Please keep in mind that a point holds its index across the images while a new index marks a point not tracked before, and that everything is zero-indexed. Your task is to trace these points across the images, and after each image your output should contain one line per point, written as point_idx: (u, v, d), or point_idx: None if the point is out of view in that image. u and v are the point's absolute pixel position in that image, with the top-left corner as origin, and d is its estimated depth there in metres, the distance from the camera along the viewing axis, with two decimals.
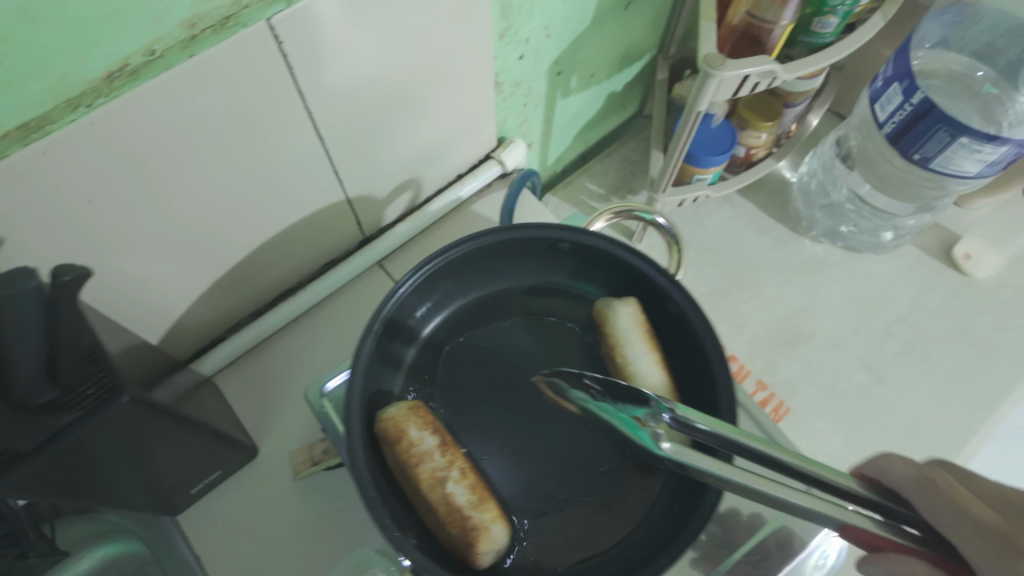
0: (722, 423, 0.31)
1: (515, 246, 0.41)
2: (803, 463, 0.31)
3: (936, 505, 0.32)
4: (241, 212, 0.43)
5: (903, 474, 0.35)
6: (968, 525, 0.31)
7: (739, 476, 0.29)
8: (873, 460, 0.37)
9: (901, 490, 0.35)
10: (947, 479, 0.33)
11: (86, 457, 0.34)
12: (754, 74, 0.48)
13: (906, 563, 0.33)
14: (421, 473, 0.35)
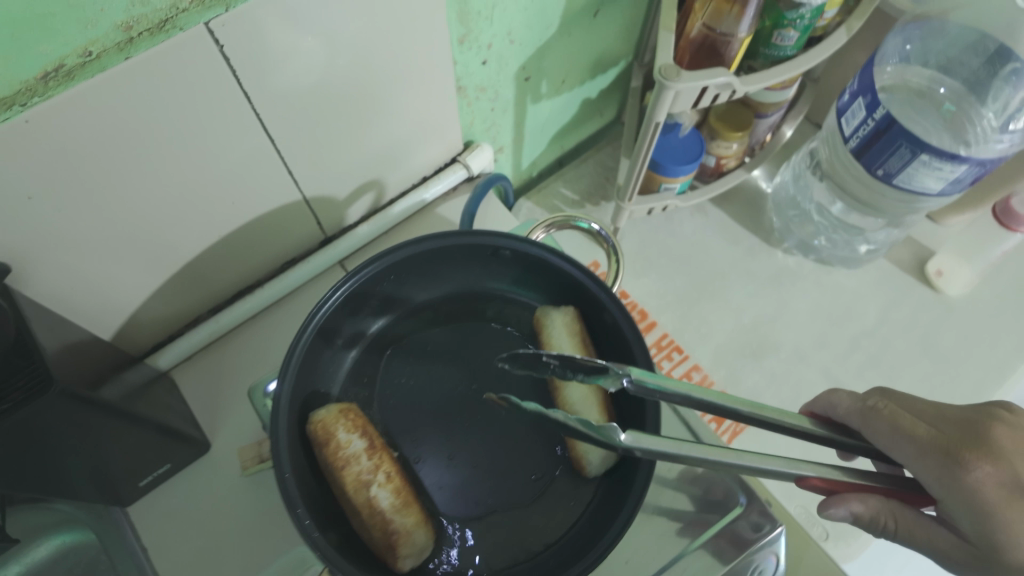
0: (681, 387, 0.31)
1: (458, 252, 0.41)
2: (758, 411, 0.32)
3: (884, 431, 0.36)
4: (193, 209, 0.44)
5: (849, 406, 0.38)
6: (914, 449, 0.34)
7: (694, 453, 0.31)
8: (819, 400, 0.41)
9: (849, 421, 0.38)
10: (889, 403, 0.36)
11: (19, 449, 0.34)
12: (712, 86, 0.49)
13: (861, 497, 0.37)
14: (346, 476, 0.35)
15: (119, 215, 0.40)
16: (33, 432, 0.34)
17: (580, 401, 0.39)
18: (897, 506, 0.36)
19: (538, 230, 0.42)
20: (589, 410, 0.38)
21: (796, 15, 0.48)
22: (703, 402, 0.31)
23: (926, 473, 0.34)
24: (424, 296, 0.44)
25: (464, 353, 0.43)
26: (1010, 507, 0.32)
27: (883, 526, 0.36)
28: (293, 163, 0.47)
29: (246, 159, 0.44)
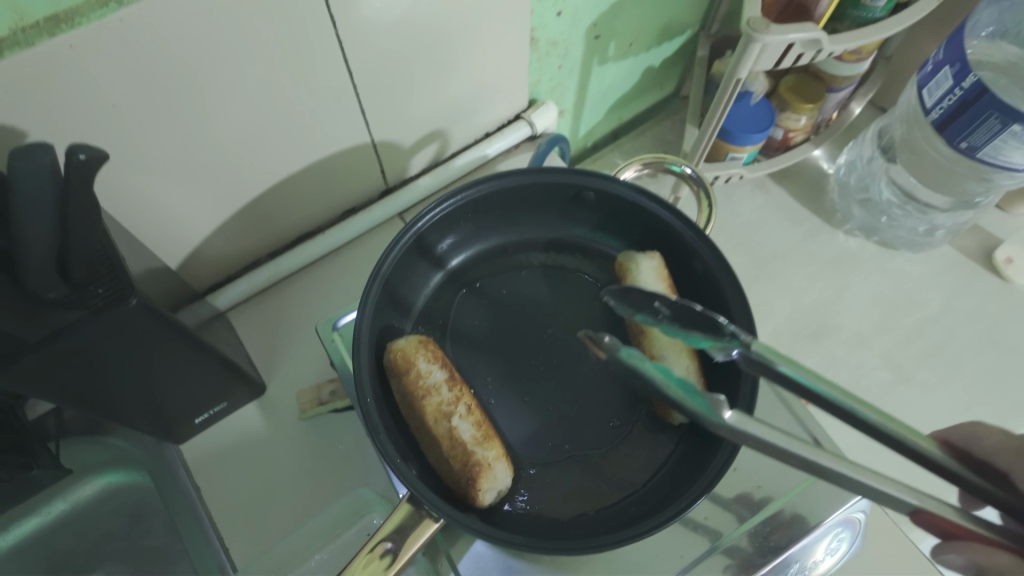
0: (805, 368, 0.28)
1: (540, 192, 0.40)
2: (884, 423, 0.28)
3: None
4: (266, 142, 0.43)
5: (1001, 444, 0.34)
6: None
7: (805, 452, 0.27)
8: (958, 430, 0.36)
9: (995, 460, 0.34)
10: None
11: (90, 359, 0.34)
12: (798, 43, 0.47)
13: (987, 551, 0.30)
14: (426, 405, 0.34)
15: (193, 140, 0.39)
16: (105, 343, 0.33)
17: (667, 346, 0.37)
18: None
19: (629, 171, 0.41)
20: (678, 355, 0.37)
21: None
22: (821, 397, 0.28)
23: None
24: (498, 240, 0.43)
25: (539, 298, 0.42)
26: None
27: None
28: (364, 104, 0.46)
29: (322, 94, 0.43)
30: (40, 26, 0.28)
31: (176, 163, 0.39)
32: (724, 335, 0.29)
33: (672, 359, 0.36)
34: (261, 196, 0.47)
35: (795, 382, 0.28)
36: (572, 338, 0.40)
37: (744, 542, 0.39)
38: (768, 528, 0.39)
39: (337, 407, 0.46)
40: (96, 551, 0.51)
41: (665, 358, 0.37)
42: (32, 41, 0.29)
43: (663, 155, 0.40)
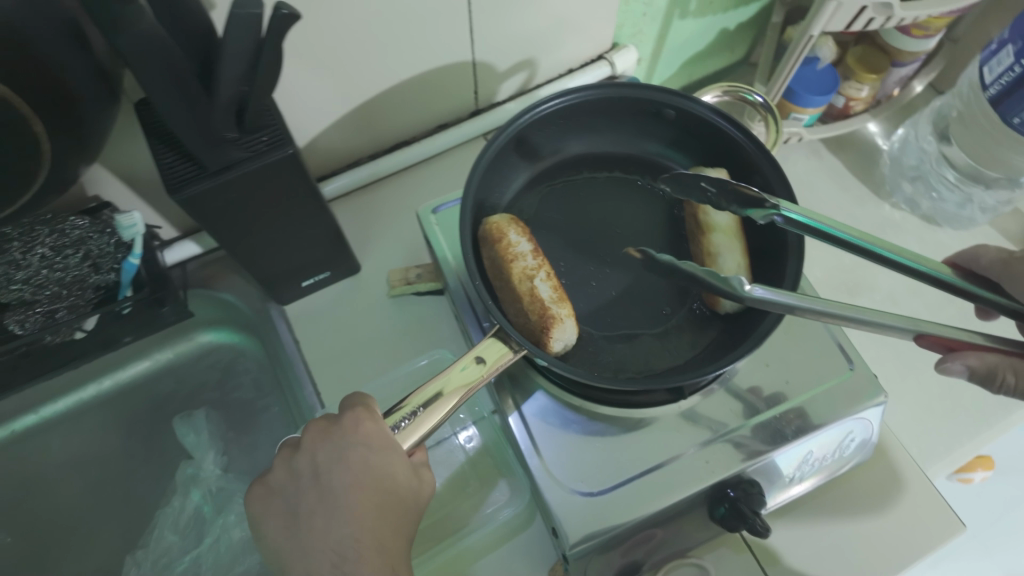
0: (822, 216, 0.35)
1: (624, 106, 0.46)
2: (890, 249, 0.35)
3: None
4: (389, 45, 0.49)
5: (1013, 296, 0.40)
6: None
7: (816, 305, 0.33)
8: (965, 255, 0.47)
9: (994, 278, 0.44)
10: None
11: (245, 201, 0.40)
12: (871, 6, 0.52)
13: (981, 354, 0.39)
14: (514, 267, 0.40)
15: (335, 33, 0.45)
16: (261, 188, 0.40)
17: (724, 245, 0.42)
18: (1017, 363, 0.39)
19: (710, 95, 0.47)
20: (732, 254, 0.41)
21: None
22: (840, 237, 0.35)
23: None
24: (580, 152, 0.49)
25: (609, 203, 0.48)
26: None
27: (1003, 381, 0.38)
28: (473, 23, 0.52)
29: (441, 8, 0.49)
30: None
31: (317, 52, 0.46)
32: (765, 205, 0.35)
33: (726, 256, 0.41)
34: (375, 97, 0.53)
35: (814, 229, 0.35)
36: (637, 239, 0.46)
37: (765, 428, 0.44)
38: (791, 416, 0.44)
39: (421, 289, 0.54)
40: (195, 395, 0.59)
41: (721, 255, 0.42)
42: None
43: (744, 88, 0.46)
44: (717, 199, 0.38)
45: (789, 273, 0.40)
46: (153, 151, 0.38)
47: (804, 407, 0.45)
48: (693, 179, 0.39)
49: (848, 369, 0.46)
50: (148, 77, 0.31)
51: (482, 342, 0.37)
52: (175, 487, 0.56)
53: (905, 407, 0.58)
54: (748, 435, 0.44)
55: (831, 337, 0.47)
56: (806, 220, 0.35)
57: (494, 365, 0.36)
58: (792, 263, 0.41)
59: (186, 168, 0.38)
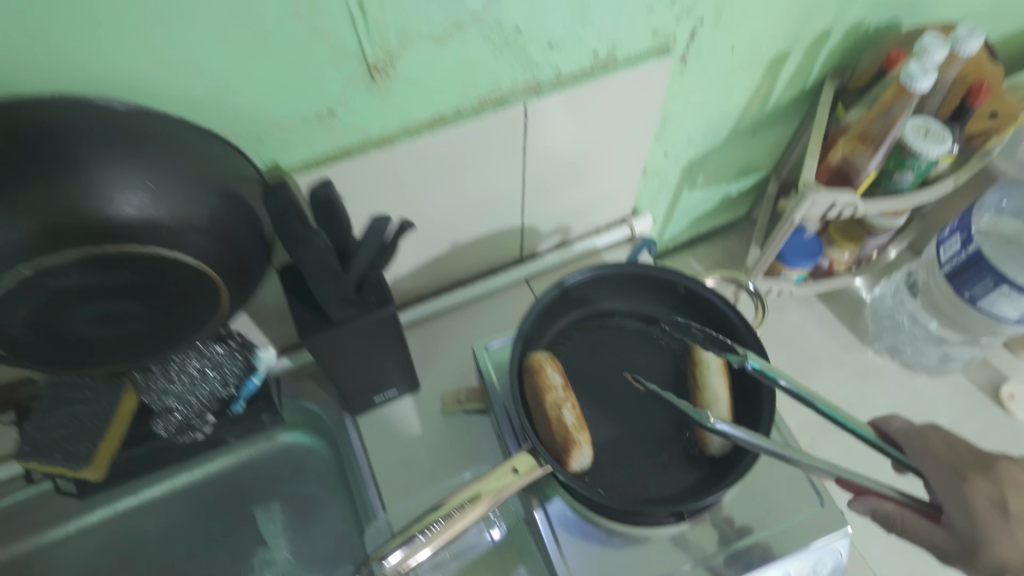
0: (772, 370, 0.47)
1: (646, 278, 0.59)
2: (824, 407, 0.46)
3: (961, 504, 0.47)
4: (461, 218, 0.64)
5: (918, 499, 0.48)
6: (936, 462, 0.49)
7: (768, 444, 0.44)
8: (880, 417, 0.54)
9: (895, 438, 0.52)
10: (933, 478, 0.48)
11: (347, 343, 0.53)
12: (840, 202, 0.65)
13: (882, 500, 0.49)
14: (547, 395, 0.52)
15: (423, 211, 0.60)
16: (362, 334, 0.53)
17: (713, 400, 0.52)
18: (908, 513, 0.48)
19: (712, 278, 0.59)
20: (719, 407, 0.52)
21: (915, 163, 0.64)
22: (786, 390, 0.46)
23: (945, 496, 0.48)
24: (610, 307, 0.61)
25: (628, 349, 0.60)
26: (987, 516, 0.45)
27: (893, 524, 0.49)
28: (525, 200, 0.67)
29: (503, 192, 0.64)
30: (375, 141, 0.51)
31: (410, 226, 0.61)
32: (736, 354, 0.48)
33: (715, 408, 0.52)
34: (444, 252, 0.67)
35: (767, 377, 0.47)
36: (647, 383, 0.57)
37: (747, 552, 0.53)
38: (767, 544, 0.54)
39: (469, 409, 0.65)
40: (269, 487, 0.69)
41: (710, 407, 0.52)
42: (369, 149, 0.51)
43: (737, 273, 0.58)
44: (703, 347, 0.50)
45: (762, 429, 0.50)
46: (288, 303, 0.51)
47: (780, 534, 0.54)
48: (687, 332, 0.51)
49: (818, 506, 0.56)
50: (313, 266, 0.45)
51: (518, 455, 0.48)
52: (253, 569, 0.67)
53: (882, 536, 0.66)
54: (737, 554, 0.53)
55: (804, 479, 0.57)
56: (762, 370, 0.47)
57: (524, 476, 0.47)
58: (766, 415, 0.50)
59: (311, 319, 0.51)
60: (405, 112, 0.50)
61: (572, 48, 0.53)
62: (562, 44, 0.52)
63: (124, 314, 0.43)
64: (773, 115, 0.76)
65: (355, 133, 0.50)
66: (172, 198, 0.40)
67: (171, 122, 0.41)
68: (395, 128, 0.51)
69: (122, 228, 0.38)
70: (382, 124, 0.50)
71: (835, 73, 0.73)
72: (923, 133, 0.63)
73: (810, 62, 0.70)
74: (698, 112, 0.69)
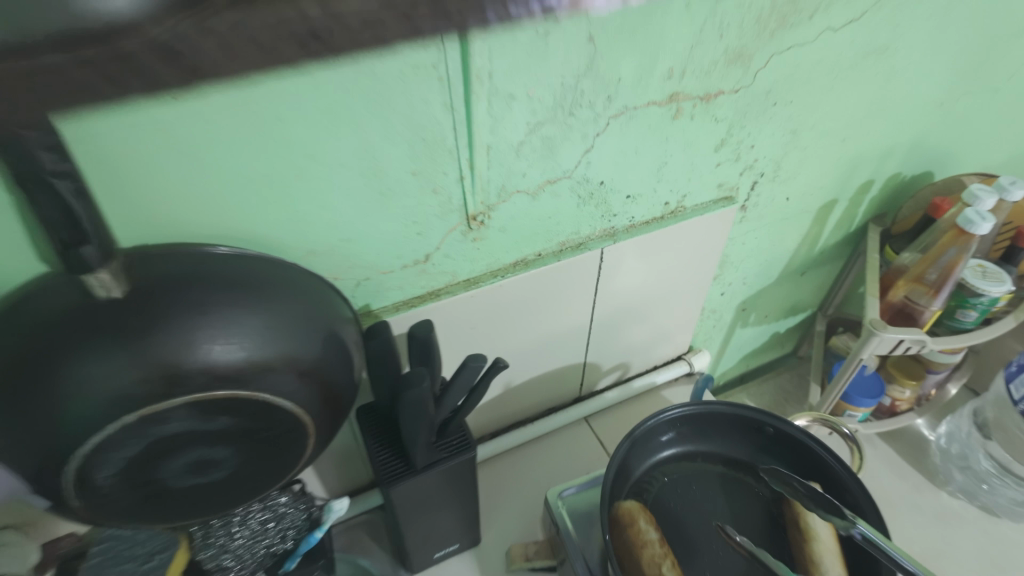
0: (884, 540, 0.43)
1: (730, 419, 0.57)
2: None
3: None
4: (530, 356, 0.63)
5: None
6: None
7: None
8: None
9: None
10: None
11: (426, 489, 0.50)
12: (907, 340, 0.64)
13: None
14: (644, 552, 0.48)
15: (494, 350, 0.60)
16: (443, 481, 0.50)
17: (827, 556, 0.48)
18: None
19: (801, 419, 0.58)
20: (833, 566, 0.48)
21: (978, 300, 0.65)
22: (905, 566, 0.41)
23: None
24: (690, 449, 0.58)
25: (719, 497, 0.55)
26: None
27: None
28: (591, 339, 0.67)
29: (572, 330, 0.64)
30: (461, 283, 0.52)
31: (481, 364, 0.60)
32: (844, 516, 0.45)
33: (829, 562, 0.47)
34: (508, 390, 0.66)
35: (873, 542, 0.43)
36: (745, 534, 0.53)
37: None
38: None
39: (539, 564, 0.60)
40: None
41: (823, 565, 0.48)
42: (455, 290, 0.52)
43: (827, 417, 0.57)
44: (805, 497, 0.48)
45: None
46: (369, 449, 0.49)
47: None
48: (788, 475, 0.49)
49: None
50: (413, 417, 0.43)
51: None
52: None
53: None
54: None
55: None
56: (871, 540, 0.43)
57: None
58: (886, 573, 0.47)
59: (394, 467, 0.48)
60: (491, 256, 0.52)
61: (647, 199, 0.57)
62: (638, 196, 0.56)
63: (215, 462, 0.40)
64: (821, 257, 0.79)
65: (445, 276, 0.51)
66: (283, 338, 0.39)
67: (287, 265, 0.43)
68: (479, 270, 0.53)
69: (236, 371, 0.36)
70: (469, 266, 0.52)
71: (876, 219, 0.77)
72: (981, 274, 0.65)
73: (854, 209, 0.74)
74: (754, 254, 0.71)
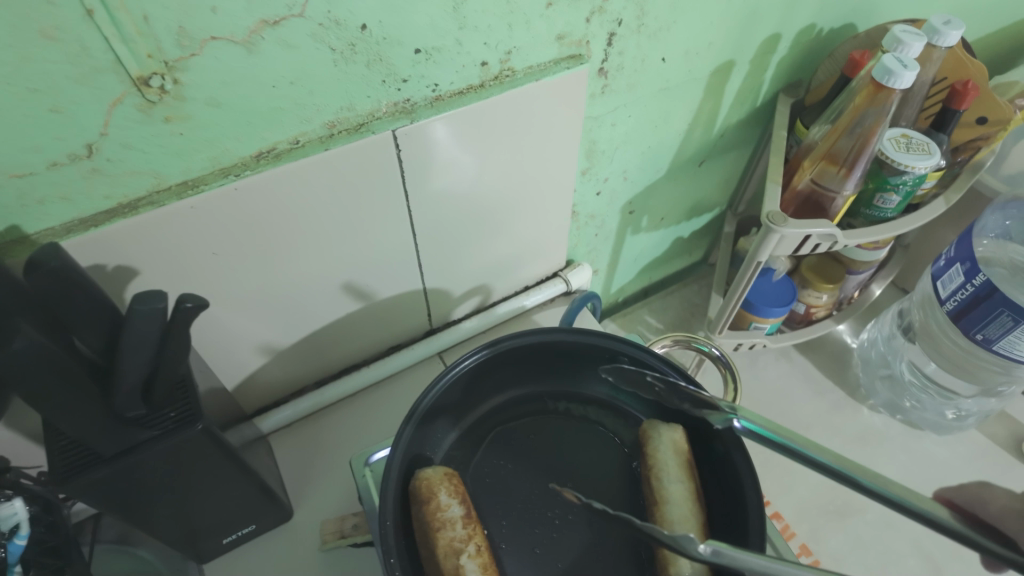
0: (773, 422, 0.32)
1: (576, 349, 0.44)
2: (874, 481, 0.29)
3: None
4: (333, 286, 0.49)
5: (1007, 509, 0.32)
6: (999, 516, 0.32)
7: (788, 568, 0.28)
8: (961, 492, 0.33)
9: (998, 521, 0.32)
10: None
11: (146, 477, 0.36)
12: (815, 235, 0.52)
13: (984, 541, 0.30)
14: (439, 539, 0.36)
15: (271, 281, 0.45)
16: (167, 462, 0.36)
17: (679, 521, 0.37)
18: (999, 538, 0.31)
19: (662, 342, 0.48)
20: (686, 534, 0.36)
21: (900, 181, 0.51)
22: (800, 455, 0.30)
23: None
24: (536, 388, 0.47)
25: (565, 446, 0.45)
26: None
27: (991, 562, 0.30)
28: (423, 261, 0.53)
29: (389, 251, 0.49)
30: (173, 189, 0.36)
31: (255, 299, 0.45)
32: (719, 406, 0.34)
33: (680, 535, 0.36)
34: (319, 331, 0.52)
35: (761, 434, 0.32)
36: (590, 493, 0.43)
37: None
38: None
39: (357, 542, 0.48)
40: None
41: (674, 533, 0.36)
42: (164, 201, 0.36)
43: (690, 335, 0.47)
44: (667, 393, 0.38)
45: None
46: (48, 436, 0.35)
47: None
48: (638, 374, 0.40)
49: None
50: (33, 389, 0.29)
51: None
52: None
53: None
54: None
55: None
56: (756, 427, 0.32)
57: None
58: (754, 523, 0.35)
59: (80, 451, 0.34)
60: (211, 146, 0.36)
61: (450, 56, 0.40)
62: (436, 51, 0.39)
63: None
64: (722, 142, 0.64)
65: (140, 178, 0.35)
66: None
67: None
68: (199, 169, 0.36)
69: None
70: (175, 164, 0.35)
71: (788, 88, 0.61)
72: (905, 146, 0.51)
73: (757, 76, 0.58)
74: (633, 138, 0.56)
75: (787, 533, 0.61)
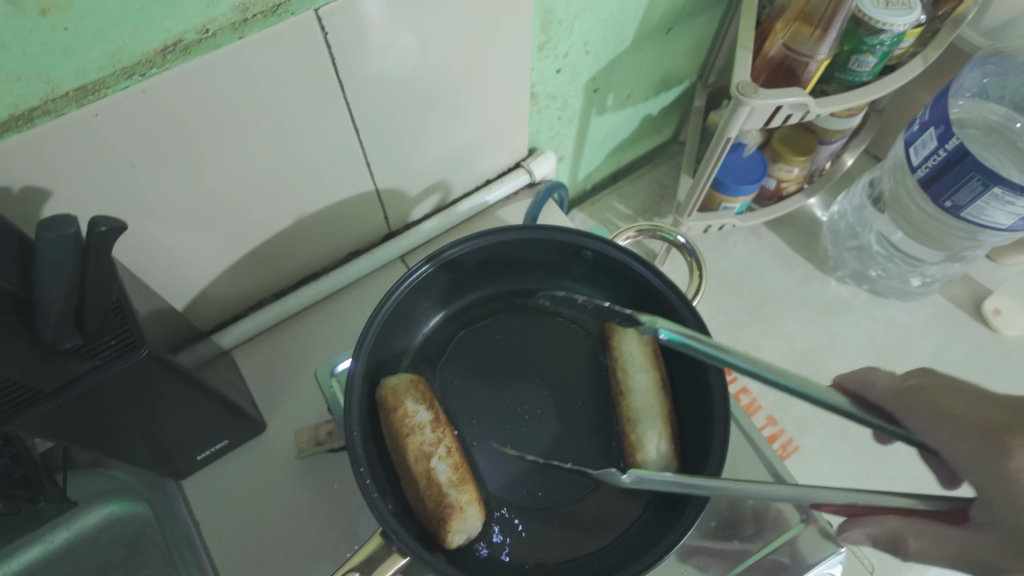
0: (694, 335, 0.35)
1: (538, 246, 0.43)
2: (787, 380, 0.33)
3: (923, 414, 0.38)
4: (275, 195, 0.46)
5: (885, 388, 0.41)
6: (888, 392, 0.41)
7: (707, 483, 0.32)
8: (854, 376, 0.43)
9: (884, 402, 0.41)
10: (927, 386, 0.39)
11: (98, 406, 0.35)
12: (786, 106, 0.49)
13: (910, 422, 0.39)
14: (409, 443, 0.36)
15: (202, 192, 0.41)
16: (114, 393, 0.35)
17: (644, 408, 0.38)
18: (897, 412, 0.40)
19: (625, 236, 0.47)
20: (652, 420, 0.37)
21: (877, 41, 0.48)
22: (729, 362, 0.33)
23: (968, 456, 0.36)
24: (499, 288, 0.47)
25: (530, 342, 0.45)
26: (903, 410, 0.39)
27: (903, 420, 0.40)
28: (373, 160, 0.49)
29: (333, 149, 0.46)
30: (69, 96, 0.31)
31: (188, 213, 0.42)
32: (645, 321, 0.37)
33: (644, 422, 0.37)
34: (268, 240, 0.49)
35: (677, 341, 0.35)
36: (557, 386, 0.43)
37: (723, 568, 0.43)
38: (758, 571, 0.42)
39: (333, 448, 0.49)
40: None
41: (641, 421, 0.37)
42: (61, 110, 0.32)
43: (655, 225, 0.47)
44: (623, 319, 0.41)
45: (715, 445, 0.35)
46: None
47: (788, 547, 0.43)
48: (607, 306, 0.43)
49: (801, 522, 0.44)
50: None
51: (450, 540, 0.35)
52: None
53: None
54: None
55: (771, 472, 0.45)
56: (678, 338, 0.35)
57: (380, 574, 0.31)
58: (717, 400, 0.36)
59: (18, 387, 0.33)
60: (107, 42, 0.30)
61: None
62: None
63: None
64: (690, 6, 0.59)
65: (28, 86, 0.30)
66: None
67: None
68: (96, 71, 0.31)
69: None
70: (65, 66, 0.30)
71: None
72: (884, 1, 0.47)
73: None
74: (594, 4, 0.50)
75: (754, 406, 0.64)
